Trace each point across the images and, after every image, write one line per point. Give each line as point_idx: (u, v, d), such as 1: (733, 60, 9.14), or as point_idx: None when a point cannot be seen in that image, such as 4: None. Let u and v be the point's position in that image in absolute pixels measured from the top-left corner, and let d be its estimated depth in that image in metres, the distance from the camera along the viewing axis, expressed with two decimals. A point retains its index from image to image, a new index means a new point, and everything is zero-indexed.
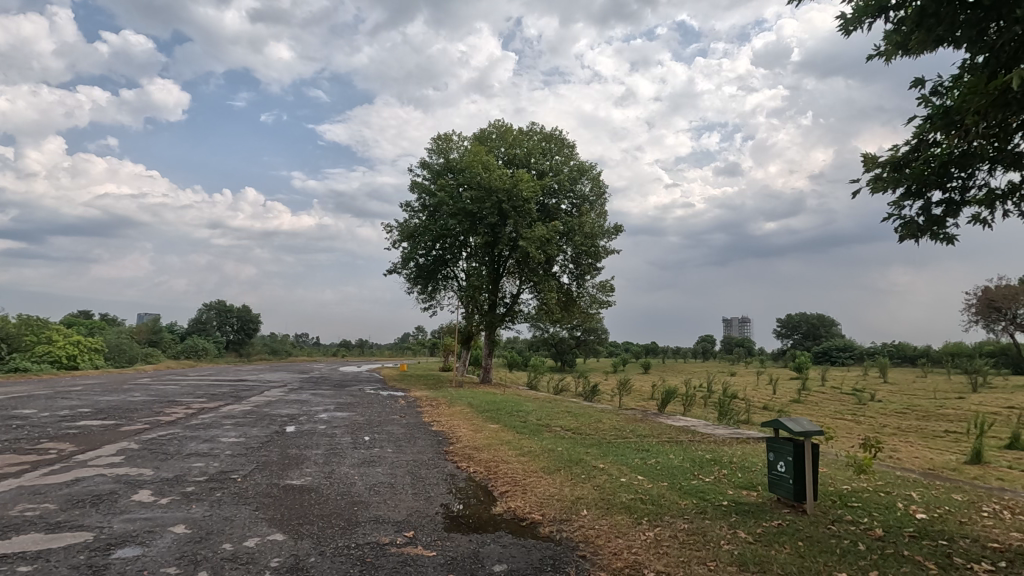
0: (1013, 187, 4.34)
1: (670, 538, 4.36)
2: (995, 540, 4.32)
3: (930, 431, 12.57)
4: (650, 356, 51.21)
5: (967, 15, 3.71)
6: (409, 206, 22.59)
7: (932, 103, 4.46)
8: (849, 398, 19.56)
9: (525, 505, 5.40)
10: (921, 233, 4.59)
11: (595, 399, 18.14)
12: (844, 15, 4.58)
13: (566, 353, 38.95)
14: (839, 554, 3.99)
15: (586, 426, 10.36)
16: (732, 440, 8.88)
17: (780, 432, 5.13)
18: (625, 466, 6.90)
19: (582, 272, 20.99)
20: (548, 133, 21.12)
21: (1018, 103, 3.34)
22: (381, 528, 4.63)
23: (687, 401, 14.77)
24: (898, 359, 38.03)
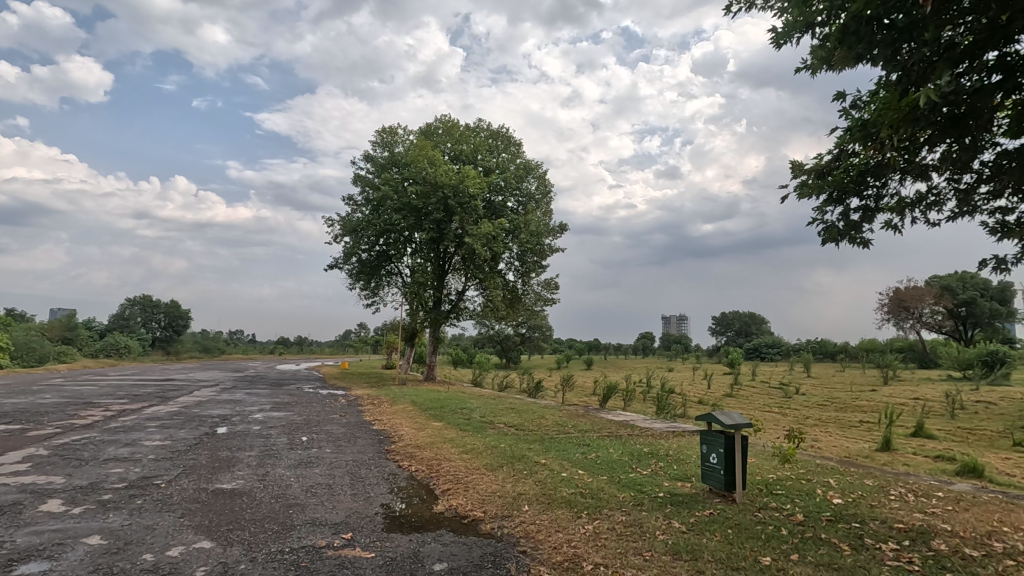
0: (920, 197, 4.73)
1: (608, 530, 4.47)
2: (899, 520, 4.70)
3: (847, 421, 13.53)
4: (593, 353, 52.33)
5: (883, 35, 4.01)
6: (352, 199, 22.05)
7: (851, 115, 4.80)
8: (776, 392, 20.75)
9: (467, 502, 5.40)
10: (841, 238, 4.92)
11: (539, 395, 18.34)
12: (775, 29, 4.87)
13: (511, 350, 39.16)
14: (764, 539, 4.22)
15: (529, 422, 10.46)
16: (668, 434, 9.22)
17: (713, 425, 5.35)
18: (566, 461, 7.01)
19: (527, 270, 21.14)
20: (495, 130, 21.18)
21: (926, 120, 3.63)
22: (317, 531, 4.50)
23: (628, 397, 15.19)
24: (820, 355, 40.66)
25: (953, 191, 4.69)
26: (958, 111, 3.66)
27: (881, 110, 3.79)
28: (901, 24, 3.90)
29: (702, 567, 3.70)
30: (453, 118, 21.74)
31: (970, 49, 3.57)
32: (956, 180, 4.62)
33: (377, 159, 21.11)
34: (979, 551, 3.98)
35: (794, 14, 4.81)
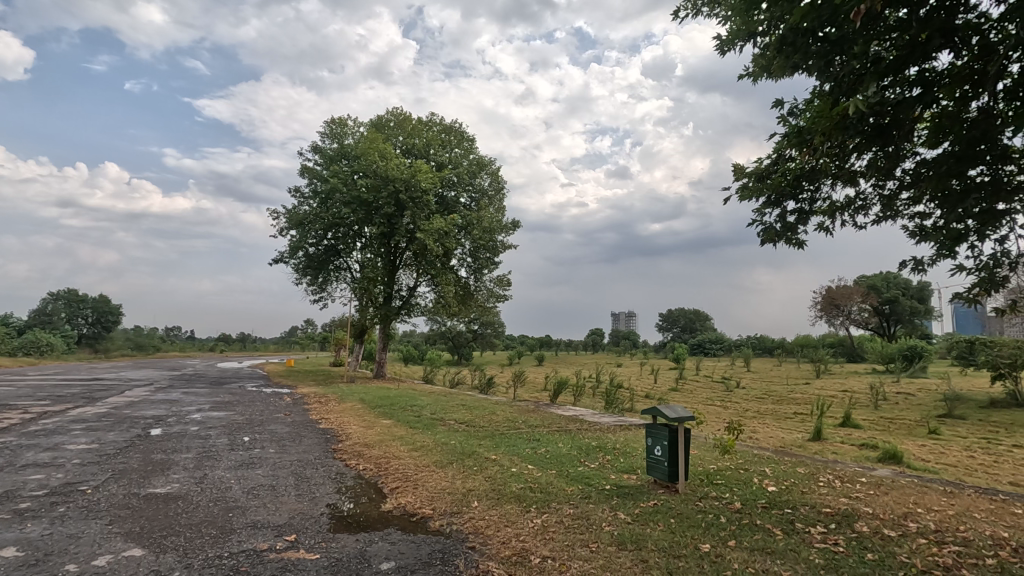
0: (849, 202, 5.02)
1: (555, 523, 4.54)
2: (827, 505, 5.00)
3: (782, 413, 14.27)
4: (544, 349, 52.86)
5: (817, 47, 4.23)
6: (299, 191, 21.38)
7: (789, 122, 5.04)
8: (718, 386, 21.63)
9: (416, 500, 5.35)
10: (778, 239, 5.16)
11: (491, 391, 18.34)
12: (720, 36, 5.06)
13: (463, 346, 38.96)
14: (704, 527, 4.39)
15: (480, 418, 10.48)
16: (615, 427, 9.45)
17: (658, 418, 5.52)
18: (516, 456, 7.06)
19: (480, 266, 21.11)
20: (448, 125, 20.99)
21: (854, 130, 3.85)
22: (259, 534, 4.34)
23: (578, 391, 15.44)
24: (759, 350, 42.62)
25: (878, 196, 5.01)
26: (882, 122, 3.90)
27: (815, 119, 4.00)
28: (834, 37, 4.12)
29: (645, 556, 3.82)
30: (405, 112, 21.40)
31: (893, 64, 3.81)
32: (881, 186, 4.93)
33: (326, 150, 20.53)
34: (896, 531, 4.30)
35: (737, 23, 5.01)
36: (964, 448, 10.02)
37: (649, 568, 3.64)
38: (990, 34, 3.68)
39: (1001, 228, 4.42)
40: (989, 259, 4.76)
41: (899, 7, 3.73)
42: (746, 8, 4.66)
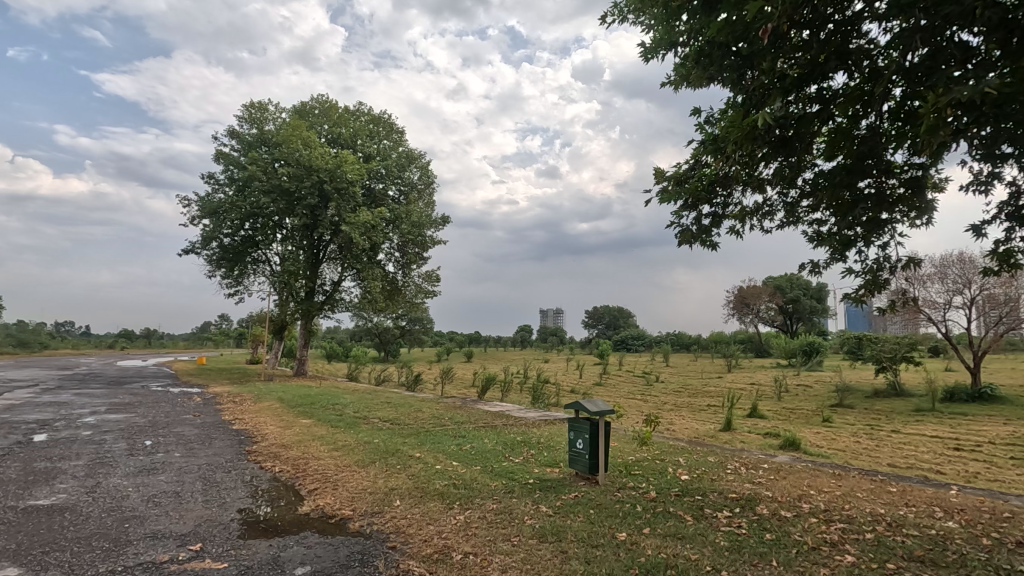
0: (758, 208, 5.39)
1: (478, 519, 4.55)
2: (733, 490, 5.35)
3: (697, 405, 15.09)
4: (473, 345, 52.83)
5: (730, 61, 4.51)
6: (213, 178, 20.04)
7: (705, 130, 5.34)
8: (639, 380, 22.55)
9: (335, 501, 5.18)
10: (694, 240, 5.44)
11: (418, 388, 18.06)
12: (645, 44, 5.27)
13: (390, 343, 38.10)
14: (622, 516, 4.57)
15: (406, 416, 10.30)
16: (541, 422, 9.61)
17: (580, 412, 5.68)
18: (440, 453, 7.01)
19: (408, 262, 20.71)
20: (376, 116, 20.42)
21: (762, 140, 4.13)
22: (159, 545, 4.04)
23: (505, 387, 15.55)
24: (678, 346, 44.82)
25: (782, 204, 5.41)
26: (787, 134, 4.21)
27: (728, 128, 4.26)
28: (745, 53, 4.41)
29: (565, 547, 3.91)
30: (330, 99, 20.58)
31: (796, 81, 4.12)
32: (784, 195, 5.33)
33: (244, 135, 19.38)
34: (791, 511, 4.67)
35: (660, 33, 5.24)
36: (852, 435, 11.04)
37: (568, 558, 3.73)
38: (877, 59, 4.08)
39: (882, 236, 4.92)
40: (873, 263, 5.28)
41: (802, 28, 4.04)
42: (669, 18, 4.88)
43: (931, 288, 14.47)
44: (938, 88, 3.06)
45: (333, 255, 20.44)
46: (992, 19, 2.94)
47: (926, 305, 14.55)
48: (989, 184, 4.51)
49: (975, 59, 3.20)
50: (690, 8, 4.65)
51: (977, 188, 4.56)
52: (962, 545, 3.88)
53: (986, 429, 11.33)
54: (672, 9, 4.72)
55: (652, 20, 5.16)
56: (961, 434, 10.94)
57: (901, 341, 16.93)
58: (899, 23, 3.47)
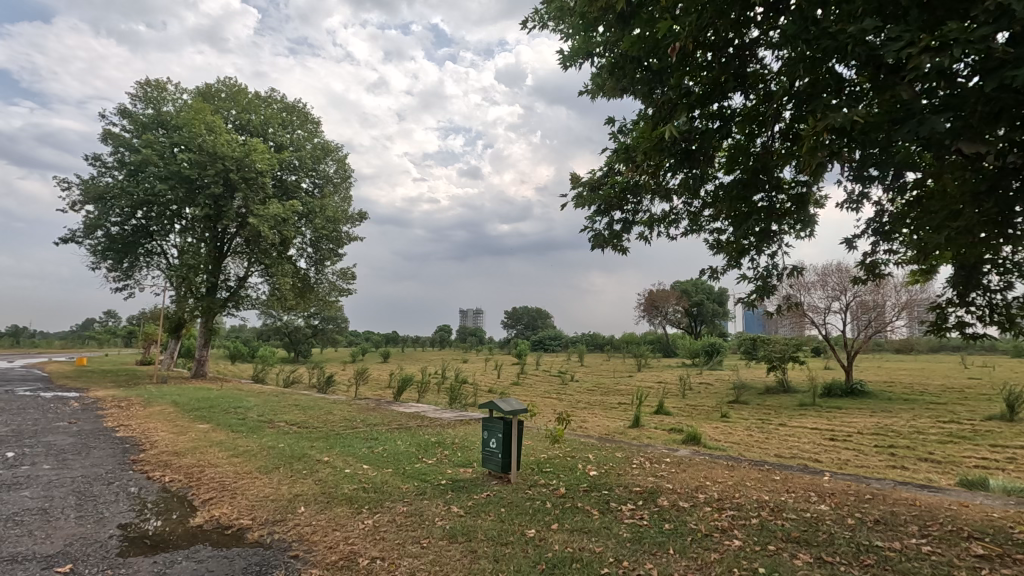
0: (665, 216, 5.70)
1: (387, 523, 4.45)
2: (638, 484, 5.61)
3: (608, 403, 15.68)
4: (390, 345, 51.61)
5: (642, 75, 4.77)
6: (99, 160, 18.14)
7: (618, 139, 5.59)
8: (554, 379, 23.08)
9: (233, 510, 4.87)
10: (606, 245, 5.66)
11: (330, 390, 17.37)
12: (563, 52, 5.44)
13: (301, 343, 36.30)
14: (532, 513, 4.66)
15: (314, 419, 9.87)
16: (456, 423, 9.57)
17: (494, 412, 5.71)
18: (351, 456, 6.79)
19: (321, 258, 19.87)
20: (290, 104, 19.46)
21: (668, 151, 4.37)
22: (17, 569, 3.60)
23: (422, 388, 15.34)
24: (592, 346, 46.34)
25: (686, 213, 5.76)
26: (691, 147, 4.48)
27: (638, 139, 4.47)
28: (654, 68, 4.67)
29: (475, 546, 3.92)
30: (238, 83, 19.31)
31: (699, 98, 4.42)
32: (689, 204, 5.68)
33: (137, 115, 17.71)
34: (688, 502, 4.98)
35: (578, 42, 5.43)
36: (745, 428, 11.95)
37: (477, 558, 3.73)
38: (770, 84, 4.45)
39: (771, 246, 5.37)
40: (764, 270, 5.76)
41: (705, 50, 4.33)
42: (587, 29, 5.06)
43: (814, 294, 16.02)
44: (818, 113, 3.39)
45: (239, 249, 19.21)
46: (861, 56, 3.30)
47: (810, 309, 16.06)
48: (859, 203, 5.07)
49: (847, 90, 3.58)
50: (607, 21, 4.84)
51: (850, 205, 5.12)
52: (830, 526, 4.32)
53: (855, 421, 12.68)
54: (590, 20, 4.89)
55: (571, 29, 5.32)
56: (835, 426, 12.18)
57: (788, 341, 18.57)
58: (788, 53, 3.81)
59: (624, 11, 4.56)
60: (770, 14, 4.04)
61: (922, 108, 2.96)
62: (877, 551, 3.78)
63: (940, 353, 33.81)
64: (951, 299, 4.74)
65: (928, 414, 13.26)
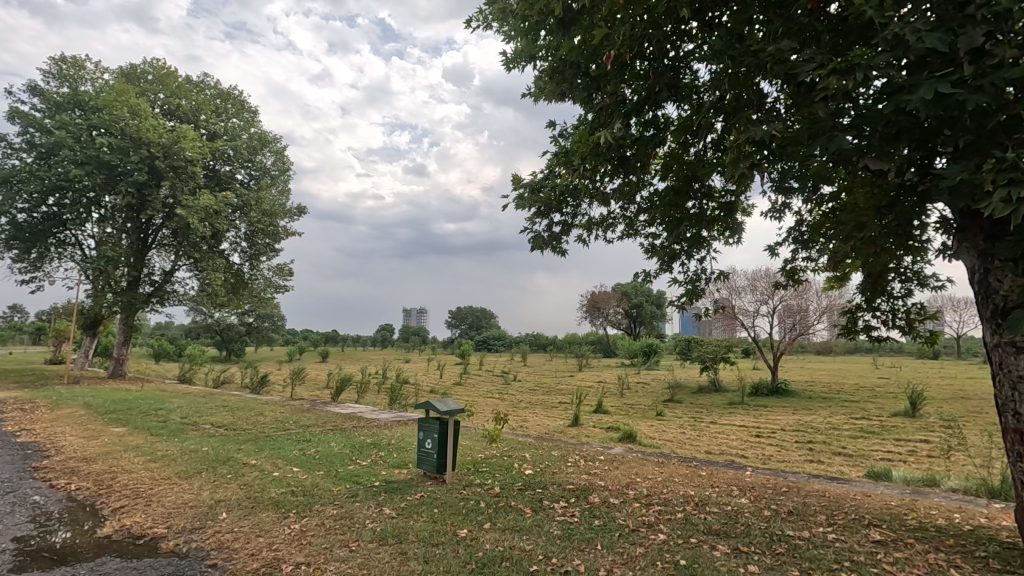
0: (603, 219, 5.84)
1: (315, 527, 4.32)
2: (572, 482, 5.72)
3: (549, 403, 15.87)
4: (329, 345, 50.13)
5: (581, 81, 4.88)
6: (4, 139, 16.60)
7: (558, 142, 5.68)
8: (497, 379, 23.17)
9: (146, 519, 4.58)
10: (545, 246, 5.74)
11: (263, 390, 16.67)
12: (507, 53, 5.49)
13: (234, 341, 34.59)
14: (465, 513, 4.65)
15: (243, 420, 9.44)
16: (393, 424, 9.42)
17: (430, 412, 5.66)
18: (280, 459, 6.55)
19: (256, 253, 19.07)
20: (224, 90, 18.53)
21: (604, 157, 4.48)
22: None
23: (361, 389, 14.96)
24: (535, 346, 46.78)
25: (624, 217, 5.92)
26: (626, 153, 4.61)
27: (575, 143, 4.56)
28: (593, 74, 4.78)
29: (405, 548, 3.87)
30: (166, 64, 18.16)
31: (635, 106, 4.56)
32: (626, 210, 5.85)
33: (50, 94, 16.33)
34: (619, 498, 5.12)
35: (521, 45, 5.49)
36: (678, 426, 12.41)
37: (407, 559, 3.69)
38: (701, 95, 4.65)
39: (701, 251, 5.62)
40: (694, 274, 6.00)
41: (641, 60, 4.47)
42: (529, 31, 5.12)
43: (744, 297, 16.83)
44: (741, 127, 3.57)
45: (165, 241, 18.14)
46: (780, 74, 3.51)
47: (740, 312, 16.84)
48: (782, 213, 5.38)
49: (768, 106, 3.80)
50: (548, 25, 4.90)
51: (773, 214, 5.42)
52: (748, 518, 4.56)
53: (778, 418, 13.44)
54: (531, 23, 4.94)
55: (513, 31, 5.36)
56: (761, 423, 12.86)
57: (720, 343, 19.43)
58: (715, 67, 4.00)
59: (564, 17, 4.64)
60: (701, 29, 4.21)
61: (832, 125, 3.18)
62: (788, 540, 4.02)
63: (855, 354, 36.39)
64: (861, 304, 5.11)
65: (842, 411, 14.22)
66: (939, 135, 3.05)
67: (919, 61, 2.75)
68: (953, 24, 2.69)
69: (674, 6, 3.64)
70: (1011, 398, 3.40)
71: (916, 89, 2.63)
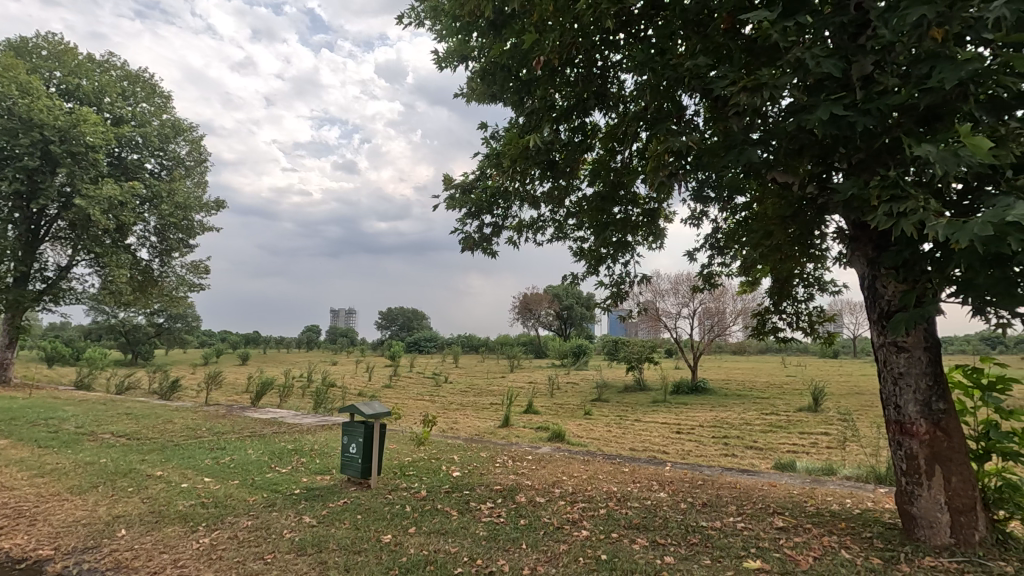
0: (532, 222, 5.92)
1: (227, 540, 4.09)
2: (499, 482, 5.75)
3: (480, 404, 15.87)
4: (250, 347, 47.59)
5: (513, 85, 4.93)
6: None
7: (490, 144, 5.70)
8: (428, 381, 22.90)
9: (29, 540, 4.14)
10: (475, 247, 5.74)
11: (174, 396, 15.55)
12: (439, 52, 5.45)
13: (141, 343, 32.03)
14: (389, 518, 4.55)
15: (149, 429, 8.76)
16: (317, 428, 9.08)
17: (355, 415, 5.50)
18: (190, 469, 6.13)
19: (168, 248, 17.78)
20: (133, 72, 17.15)
21: (533, 160, 4.54)
22: None
23: (284, 392, 14.32)
24: (468, 347, 46.66)
25: (553, 221, 6.02)
26: (555, 158, 4.70)
27: (505, 146, 4.59)
28: (524, 78, 4.84)
29: (325, 557, 3.73)
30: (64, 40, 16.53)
31: (564, 112, 4.66)
32: (555, 213, 5.96)
33: None
34: (544, 497, 5.21)
35: (453, 45, 5.47)
36: (605, 424, 12.80)
37: (326, 569, 3.56)
38: (626, 105, 4.82)
39: (626, 255, 5.84)
40: (619, 277, 6.21)
41: (570, 68, 4.57)
42: (461, 32, 5.11)
43: (667, 300, 17.63)
44: (661, 136, 3.73)
45: (60, 234, 16.52)
46: (698, 89, 3.71)
47: (664, 314, 17.60)
48: (700, 220, 5.68)
49: (686, 118, 4.00)
50: (480, 27, 4.92)
51: (692, 221, 5.71)
52: (666, 511, 4.77)
53: (697, 415, 14.17)
54: (463, 24, 4.93)
55: (445, 30, 5.32)
56: (681, 420, 13.48)
57: (645, 344, 20.22)
58: (640, 79, 4.16)
59: (495, 20, 4.68)
60: (627, 41, 4.35)
61: (743, 139, 3.39)
62: (701, 531, 4.24)
63: (766, 354, 39.03)
64: (769, 307, 5.48)
65: (754, 407, 15.21)
66: (834, 153, 3.33)
67: (817, 84, 3.00)
68: (846, 52, 2.96)
69: (600, 17, 3.76)
70: (893, 393, 3.76)
71: (815, 109, 2.86)
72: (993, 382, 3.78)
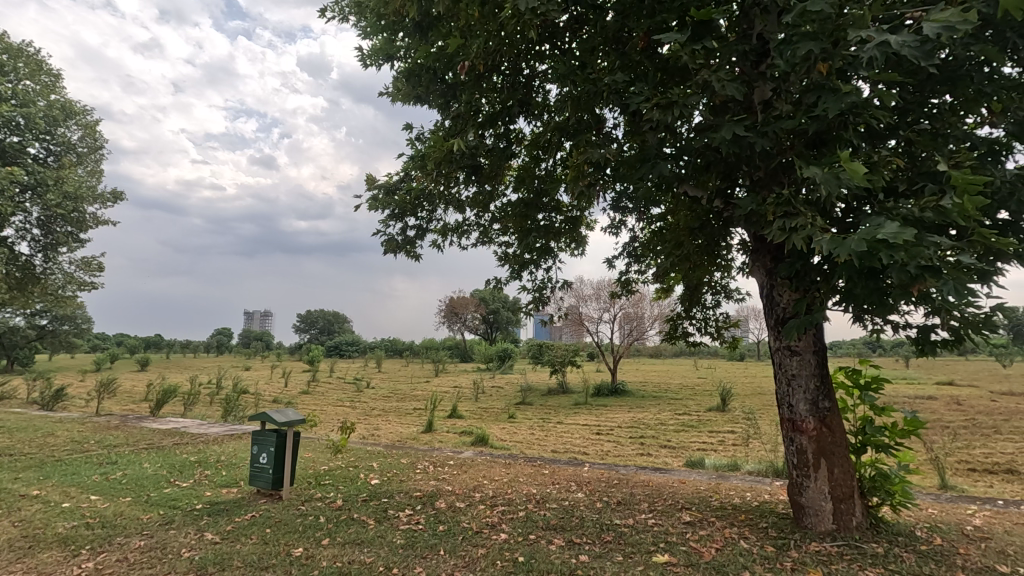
0: (457, 226, 5.91)
1: (116, 563, 3.74)
2: (419, 488, 5.67)
3: (402, 409, 15.59)
4: (150, 351, 43.87)
5: (439, 87, 4.90)
6: None
7: (415, 146, 5.63)
8: (349, 386, 22.16)
9: None
10: (398, 250, 5.64)
11: (57, 406, 14.01)
12: (364, 50, 5.33)
13: (18, 349, 28.60)
14: (302, 530, 4.35)
15: (24, 443, 7.84)
16: (225, 438, 8.52)
17: (266, 423, 5.22)
18: (73, 487, 5.55)
19: (53, 243, 16.11)
20: (15, 46, 15.40)
21: (458, 164, 4.54)
22: None
23: (188, 400, 13.32)
24: (392, 351, 45.63)
25: (478, 225, 6.04)
26: (480, 163, 4.72)
27: (430, 149, 4.55)
28: (450, 81, 4.83)
29: None
30: None
31: (490, 118, 4.70)
32: (480, 218, 5.98)
33: None
34: (464, 501, 5.20)
35: (379, 44, 5.37)
36: (528, 427, 12.95)
37: None
38: (550, 115, 4.94)
39: (548, 260, 5.96)
40: (541, 283, 6.34)
41: (497, 75, 4.62)
42: (387, 30, 5.03)
43: (590, 305, 18.18)
44: (580, 148, 3.86)
45: None
46: (616, 102, 3.86)
47: (587, 318, 18.13)
48: (619, 228, 5.90)
49: (605, 131, 4.15)
50: (406, 27, 4.87)
51: (611, 229, 5.93)
52: (583, 510, 4.90)
53: (616, 416, 14.69)
54: (389, 23, 4.86)
55: (369, 28, 5.22)
56: (600, 421, 13.92)
57: (568, 347, 20.69)
58: (562, 90, 4.28)
59: (421, 21, 4.64)
60: (552, 52, 4.47)
61: (656, 153, 3.57)
62: (614, 528, 4.40)
63: (680, 357, 41.16)
64: (681, 313, 5.78)
65: (669, 407, 16.00)
66: (736, 170, 3.58)
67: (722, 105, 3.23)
68: (748, 79, 3.21)
69: (525, 28, 3.84)
70: (786, 393, 4.09)
71: (719, 129, 3.07)
72: (869, 382, 4.20)
